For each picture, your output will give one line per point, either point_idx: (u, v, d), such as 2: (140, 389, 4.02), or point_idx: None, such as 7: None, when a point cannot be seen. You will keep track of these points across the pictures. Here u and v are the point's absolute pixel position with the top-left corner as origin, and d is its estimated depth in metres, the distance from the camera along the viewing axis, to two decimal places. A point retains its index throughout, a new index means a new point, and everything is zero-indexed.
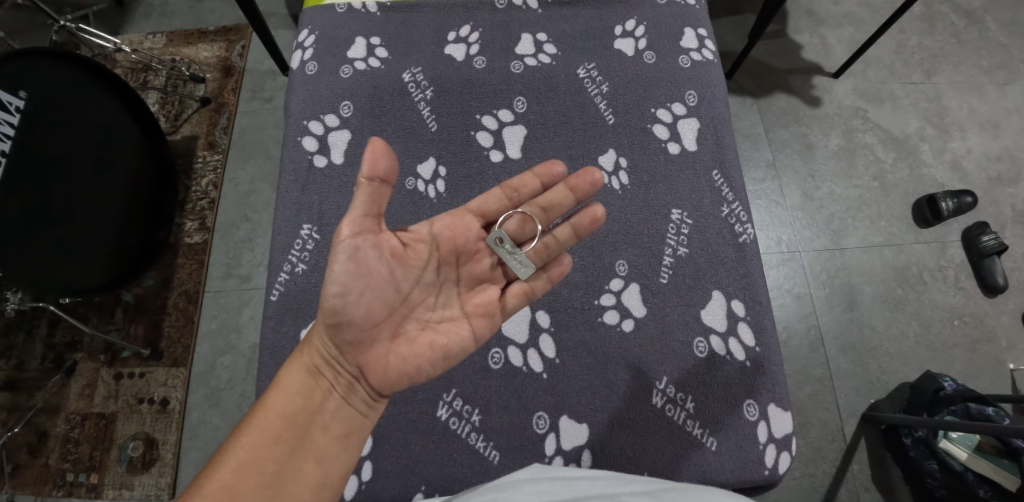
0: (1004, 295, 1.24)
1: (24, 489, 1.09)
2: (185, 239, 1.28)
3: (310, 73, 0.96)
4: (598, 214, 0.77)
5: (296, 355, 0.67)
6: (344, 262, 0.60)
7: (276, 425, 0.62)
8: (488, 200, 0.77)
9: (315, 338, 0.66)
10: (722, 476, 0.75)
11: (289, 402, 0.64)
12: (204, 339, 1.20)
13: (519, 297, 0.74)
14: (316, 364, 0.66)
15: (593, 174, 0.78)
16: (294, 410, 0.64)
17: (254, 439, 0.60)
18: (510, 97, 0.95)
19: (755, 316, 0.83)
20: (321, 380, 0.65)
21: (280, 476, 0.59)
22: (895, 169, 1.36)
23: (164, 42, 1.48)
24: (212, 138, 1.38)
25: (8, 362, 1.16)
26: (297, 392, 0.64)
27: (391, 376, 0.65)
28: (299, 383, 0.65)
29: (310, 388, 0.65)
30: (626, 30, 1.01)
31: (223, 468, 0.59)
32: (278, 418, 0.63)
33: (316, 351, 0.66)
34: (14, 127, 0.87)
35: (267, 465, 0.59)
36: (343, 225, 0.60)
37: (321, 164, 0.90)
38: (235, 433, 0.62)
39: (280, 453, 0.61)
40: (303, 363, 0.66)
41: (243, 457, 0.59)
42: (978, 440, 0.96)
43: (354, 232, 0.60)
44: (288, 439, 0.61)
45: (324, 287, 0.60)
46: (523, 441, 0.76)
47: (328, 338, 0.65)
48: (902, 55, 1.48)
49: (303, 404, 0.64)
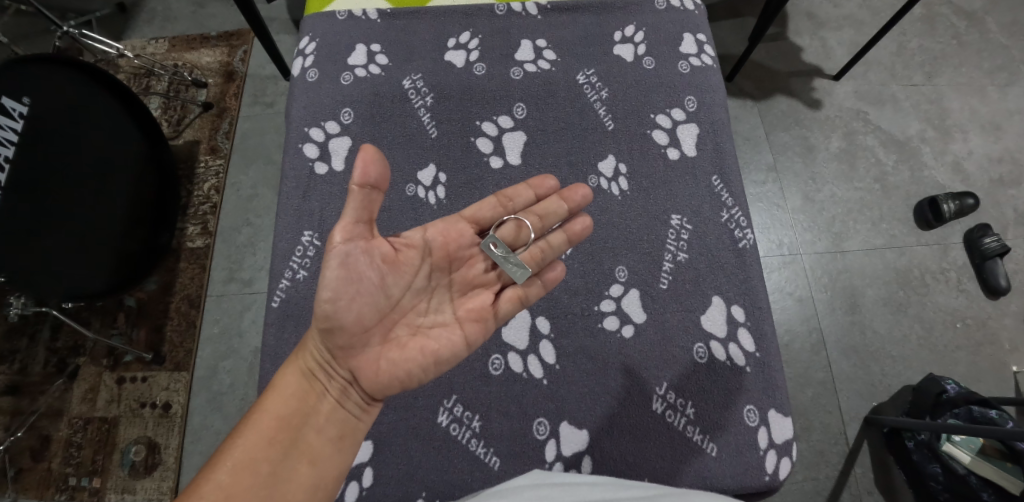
0: (1008, 297, 1.23)
1: (27, 493, 1.09)
2: (187, 243, 1.28)
3: (311, 80, 0.97)
4: (585, 234, 0.80)
5: (292, 357, 0.67)
6: (337, 268, 0.60)
7: (271, 427, 0.62)
8: (483, 207, 0.77)
9: (310, 342, 0.67)
10: (722, 482, 0.75)
11: (284, 404, 0.64)
12: (206, 344, 1.21)
13: (514, 302, 0.74)
14: (310, 368, 0.66)
15: (583, 190, 0.81)
16: (288, 412, 0.64)
17: (251, 440, 0.61)
18: (510, 103, 0.96)
19: (755, 321, 0.84)
20: (315, 384, 0.66)
21: (275, 477, 0.60)
22: (896, 171, 1.36)
23: (166, 47, 1.49)
24: (214, 143, 1.38)
25: (12, 366, 1.16)
26: (292, 396, 0.65)
27: (382, 380, 0.65)
28: (294, 384, 0.65)
29: (304, 391, 0.65)
30: (626, 35, 1.01)
31: (218, 470, 0.59)
32: (274, 419, 0.63)
33: (310, 355, 0.66)
34: (19, 132, 0.88)
35: (262, 465, 0.60)
36: (335, 232, 0.60)
37: (322, 171, 0.90)
38: (231, 435, 0.62)
39: (275, 454, 0.61)
40: (300, 362, 0.66)
41: (239, 458, 0.59)
42: (982, 443, 0.96)
43: (347, 242, 0.61)
44: (283, 441, 0.62)
45: (316, 292, 0.61)
46: (523, 448, 0.76)
47: (322, 343, 0.65)
48: (902, 58, 1.48)
49: (298, 406, 0.64)
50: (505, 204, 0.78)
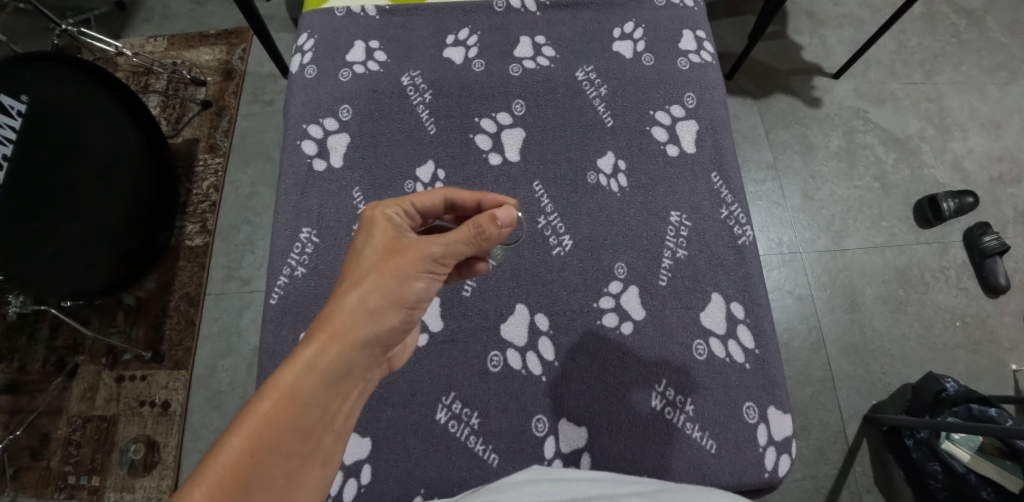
0: (1007, 295, 1.23)
1: (26, 491, 1.09)
2: (187, 241, 1.28)
3: (310, 76, 0.96)
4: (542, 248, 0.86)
5: (319, 351, 0.54)
6: (433, 291, 0.62)
7: (289, 437, 0.50)
8: (432, 207, 0.70)
9: (351, 341, 0.55)
10: (722, 479, 0.75)
11: (307, 409, 0.52)
12: (205, 342, 1.21)
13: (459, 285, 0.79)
14: (344, 369, 0.55)
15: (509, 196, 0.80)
16: (310, 418, 0.52)
17: (264, 452, 0.48)
18: (509, 100, 0.95)
19: (755, 318, 0.83)
20: (345, 385, 0.55)
21: (289, 489, 0.50)
22: (896, 169, 1.36)
23: (165, 46, 1.49)
24: (213, 141, 1.38)
25: (11, 365, 1.16)
26: (316, 400, 0.52)
27: (403, 358, 0.69)
28: (319, 386, 0.53)
29: (334, 392, 0.54)
30: (625, 32, 1.01)
31: (217, 493, 0.45)
32: (293, 427, 0.50)
33: (349, 357, 0.55)
34: (16, 130, 0.88)
35: (274, 478, 0.49)
36: (441, 255, 0.61)
37: (321, 168, 0.90)
38: (220, 442, 0.48)
39: (291, 465, 0.50)
40: (330, 359, 0.54)
41: (250, 476, 0.47)
42: (981, 442, 0.95)
43: (442, 268, 0.62)
44: (301, 449, 0.51)
45: (408, 299, 0.59)
46: (522, 444, 0.76)
47: (376, 343, 0.58)
48: (902, 56, 1.48)
49: (324, 411, 0.53)
50: (492, 203, 0.73)
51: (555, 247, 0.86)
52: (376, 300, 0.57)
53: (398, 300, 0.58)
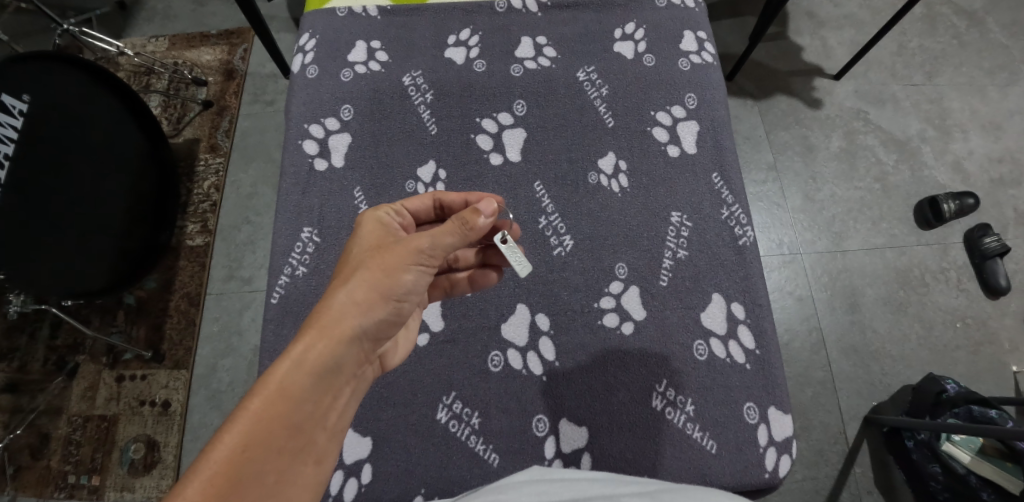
0: (1008, 297, 1.23)
1: (26, 491, 1.09)
2: (187, 241, 1.28)
3: (311, 76, 0.97)
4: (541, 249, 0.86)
5: (307, 348, 0.54)
6: (422, 284, 0.62)
7: (279, 434, 0.50)
8: (420, 210, 0.73)
9: (340, 336, 0.55)
10: (722, 479, 0.75)
11: (297, 405, 0.52)
12: (205, 342, 1.21)
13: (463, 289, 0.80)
14: (334, 364, 0.55)
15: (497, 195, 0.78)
16: (302, 415, 0.52)
17: (256, 450, 0.48)
18: (510, 101, 0.96)
19: (755, 319, 0.83)
20: (336, 380, 0.55)
21: (282, 486, 0.50)
22: (897, 171, 1.36)
23: (167, 46, 1.49)
24: (214, 141, 1.38)
25: (12, 364, 1.16)
26: (307, 395, 0.53)
27: (398, 355, 0.69)
28: (310, 382, 0.53)
29: (325, 387, 0.54)
30: (626, 33, 1.01)
31: (210, 490, 0.45)
32: (283, 424, 0.51)
33: (338, 351, 0.55)
34: (18, 130, 0.88)
35: (267, 475, 0.49)
36: (430, 250, 0.60)
37: (321, 167, 0.90)
38: (214, 440, 0.48)
39: (283, 462, 0.50)
40: (321, 355, 0.54)
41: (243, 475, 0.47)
42: (982, 443, 0.95)
43: (435, 260, 0.61)
44: (292, 445, 0.51)
45: (397, 292, 0.59)
46: (522, 445, 0.76)
47: (366, 336, 0.58)
48: (903, 57, 1.48)
49: (314, 407, 0.53)
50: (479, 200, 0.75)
51: (556, 247, 0.86)
52: (364, 294, 0.57)
53: (386, 293, 0.58)
